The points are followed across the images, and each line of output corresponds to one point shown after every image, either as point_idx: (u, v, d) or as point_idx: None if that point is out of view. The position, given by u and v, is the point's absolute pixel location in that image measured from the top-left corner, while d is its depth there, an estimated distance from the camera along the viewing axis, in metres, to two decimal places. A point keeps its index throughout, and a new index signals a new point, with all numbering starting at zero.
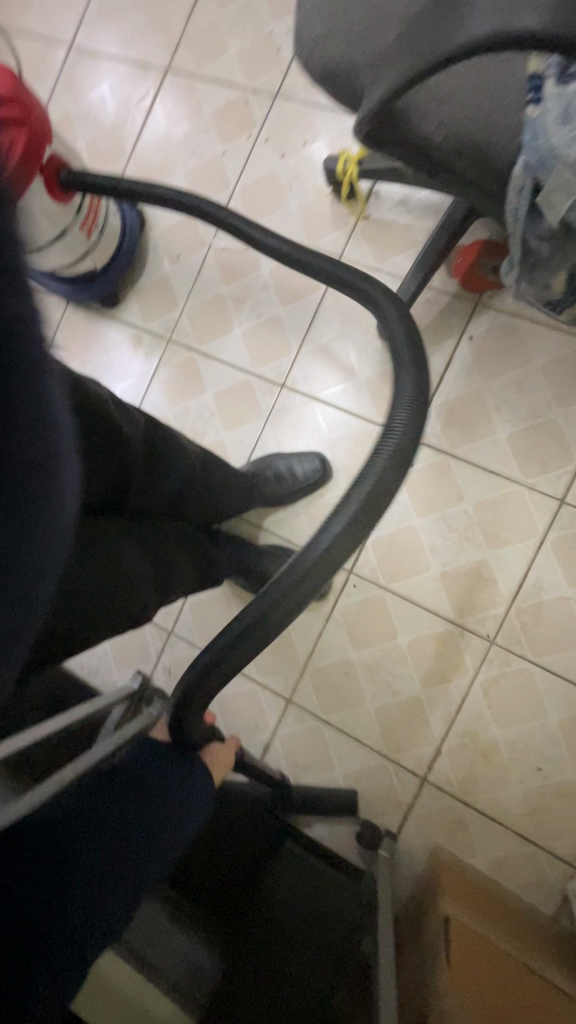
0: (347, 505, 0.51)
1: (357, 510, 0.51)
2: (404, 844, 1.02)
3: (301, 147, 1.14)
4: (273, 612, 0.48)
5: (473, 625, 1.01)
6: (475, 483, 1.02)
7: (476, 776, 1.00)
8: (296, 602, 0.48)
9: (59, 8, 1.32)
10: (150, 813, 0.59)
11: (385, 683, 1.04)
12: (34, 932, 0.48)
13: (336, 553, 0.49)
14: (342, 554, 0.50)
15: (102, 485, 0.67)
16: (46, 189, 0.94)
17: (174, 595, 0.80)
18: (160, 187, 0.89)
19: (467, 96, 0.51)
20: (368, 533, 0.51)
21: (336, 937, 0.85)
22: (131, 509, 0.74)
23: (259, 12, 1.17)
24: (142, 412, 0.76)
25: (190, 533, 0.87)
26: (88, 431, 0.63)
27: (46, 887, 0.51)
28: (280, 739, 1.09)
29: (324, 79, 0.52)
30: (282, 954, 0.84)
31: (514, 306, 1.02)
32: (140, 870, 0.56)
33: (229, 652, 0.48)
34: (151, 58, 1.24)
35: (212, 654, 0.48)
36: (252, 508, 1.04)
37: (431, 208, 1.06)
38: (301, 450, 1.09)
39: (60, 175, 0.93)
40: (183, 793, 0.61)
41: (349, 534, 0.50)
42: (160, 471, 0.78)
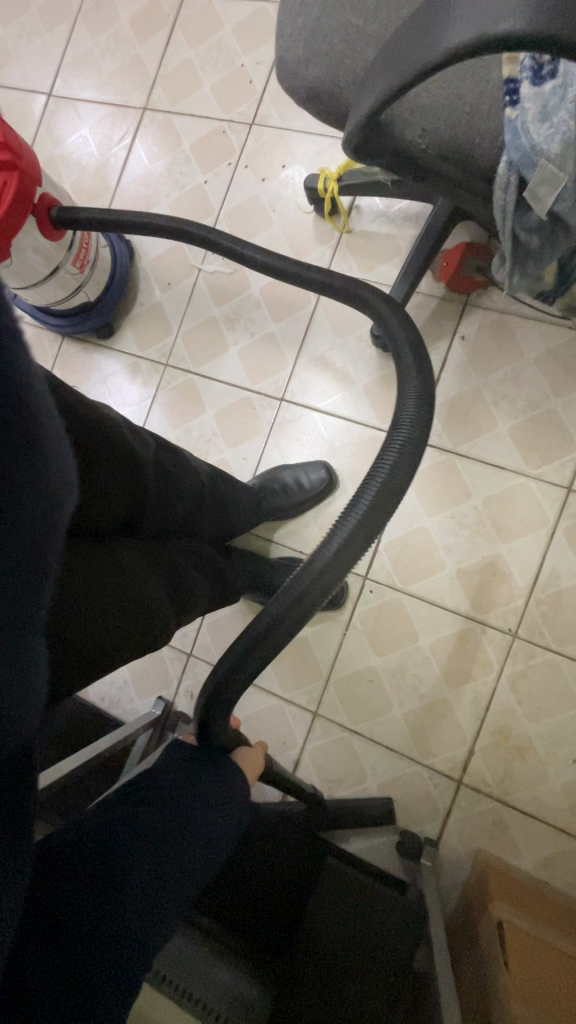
0: (353, 513, 0.62)
1: (362, 518, 0.61)
2: (445, 851, 1.00)
3: (280, 169, 1.18)
4: (286, 619, 0.58)
5: (493, 620, 1.01)
6: (481, 478, 1.03)
7: (513, 773, 0.98)
8: (304, 610, 0.58)
9: (37, 60, 1.37)
10: (194, 817, 0.55)
11: (411, 686, 1.03)
12: (88, 951, 0.44)
13: (336, 570, 0.59)
14: (352, 557, 0.60)
15: (116, 508, 0.67)
16: (39, 228, 0.96)
17: (195, 613, 0.80)
18: (150, 217, 0.93)
19: (447, 104, 0.53)
20: (369, 540, 0.61)
21: (384, 945, 0.84)
22: (145, 531, 0.74)
23: (230, 48, 1.22)
24: (150, 433, 0.77)
25: (204, 551, 0.87)
26: (100, 454, 0.63)
27: (95, 902, 0.46)
28: (309, 753, 1.07)
29: (308, 98, 0.54)
30: (337, 968, 0.83)
31: (502, 303, 1.04)
32: (188, 877, 0.53)
33: (250, 652, 0.58)
34: (129, 99, 1.29)
35: (249, 637, 0.59)
36: (262, 521, 1.04)
37: (412, 216, 1.09)
38: (306, 461, 1.10)
39: (51, 214, 0.96)
40: (222, 792, 0.59)
41: (346, 555, 0.60)
42: (173, 491, 0.78)
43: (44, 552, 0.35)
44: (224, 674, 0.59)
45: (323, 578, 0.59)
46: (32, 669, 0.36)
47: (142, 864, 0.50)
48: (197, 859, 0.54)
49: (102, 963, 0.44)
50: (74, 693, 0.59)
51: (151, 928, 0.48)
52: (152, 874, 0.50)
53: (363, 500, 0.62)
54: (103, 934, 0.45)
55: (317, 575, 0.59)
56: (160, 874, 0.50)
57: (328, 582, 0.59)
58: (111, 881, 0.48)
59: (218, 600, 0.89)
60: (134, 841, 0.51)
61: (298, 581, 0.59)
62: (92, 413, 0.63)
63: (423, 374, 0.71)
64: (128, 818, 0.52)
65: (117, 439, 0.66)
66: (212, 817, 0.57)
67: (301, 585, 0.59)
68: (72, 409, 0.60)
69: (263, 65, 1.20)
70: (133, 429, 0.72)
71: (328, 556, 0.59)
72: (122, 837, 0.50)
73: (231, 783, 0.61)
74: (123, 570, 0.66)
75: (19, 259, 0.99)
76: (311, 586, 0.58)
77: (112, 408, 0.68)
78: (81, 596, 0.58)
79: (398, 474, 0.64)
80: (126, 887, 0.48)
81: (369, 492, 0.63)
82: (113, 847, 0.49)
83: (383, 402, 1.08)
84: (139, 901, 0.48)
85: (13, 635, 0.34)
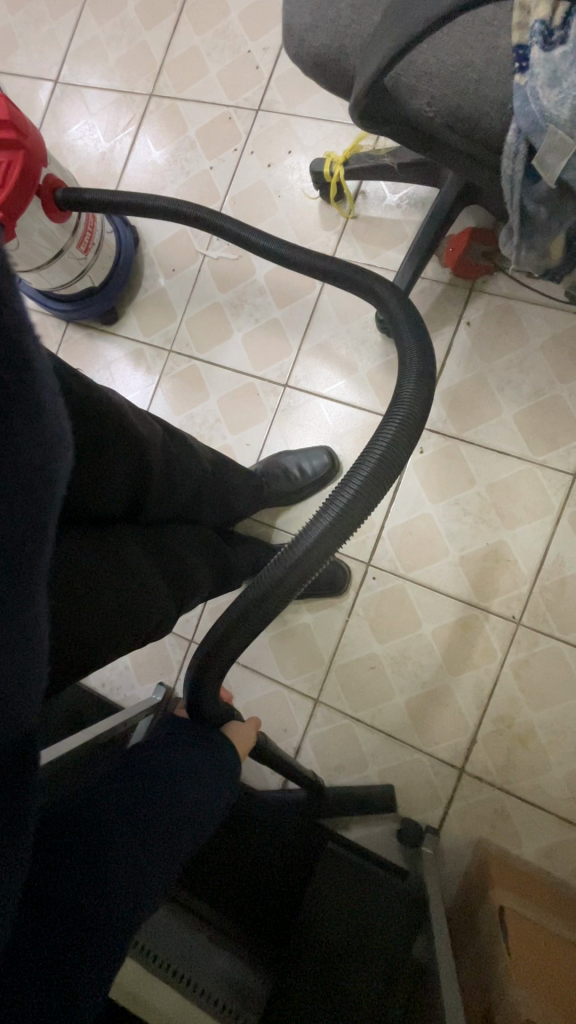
0: (349, 485, 0.62)
1: (358, 491, 0.61)
2: (447, 840, 0.99)
3: (286, 156, 1.17)
4: (272, 596, 0.58)
5: (497, 608, 1.00)
6: (485, 465, 1.02)
7: (515, 762, 0.97)
8: (290, 588, 0.59)
9: (44, 48, 1.37)
10: (187, 793, 0.55)
11: (413, 674, 1.03)
12: (77, 925, 0.43)
13: (324, 548, 0.59)
14: (346, 528, 0.60)
15: (119, 493, 0.67)
16: (44, 210, 0.96)
17: (197, 596, 0.79)
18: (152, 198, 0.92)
19: (453, 71, 0.52)
20: (365, 513, 0.61)
21: (383, 932, 0.83)
22: (148, 516, 0.74)
23: (236, 35, 1.22)
24: (158, 420, 0.77)
25: (205, 534, 0.86)
26: (107, 436, 0.63)
27: (84, 877, 0.45)
28: (310, 740, 1.06)
29: (315, 66, 0.54)
30: (336, 961, 0.82)
31: (508, 289, 1.03)
32: (178, 852, 0.52)
33: (233, 629, 0.59)
34: (135, 86, 1.29)
35: (241, 606, 0.59)
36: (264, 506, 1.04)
37: (419, 202, 1.09)
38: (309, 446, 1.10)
39: (57, 195, 0.96)
40: (212, 766, 0.60)
41: (333, 536, 0.59)
42: (179, 478, 0.77)
43: (42, 530, 0.36)
44: (213, 646, 0.60)
45: (317, 549, 0.59)
46: (31, 653, 0.37)
47: (136, 842, 0.49)
48: (190, 832, 0.54)
49: (96, 940, 0.43)
50: (76, 682, 0.59)
51: (143, 902, 0.48)
52: (146, 851, 0.49)
53: (358, 473, 0.62)
54: (98, 912, 0.44)
55: (305, 553, 0.58)
56: (153, 851, 0.50)
57: (321, 553, 0.59)
58: (105, 860, 0.47)
59: (219, 584, 0.88)
60: (129, 819, 0.50)
61: (285, 558, 0.59)
62: (99, 397, 0.62)
63: (424, 351, 0.71)
64: (123, 797, 0.51)
65: (124, 423, 0.66)
66: (204, 792, 0.57)
67: (288, 563, 0.58)
68: (77, 392, 0.59)
69: (269, 51, 1.19)
70: (138, 413, 0.71)
71: (322, 527, 0.59)
72: (117, 816, 0.50)
73: (221, 758, 0.61)
74: (123, 557, 0.65)
75: (23, 240, 0.99)
76: (305, 557, 0.58)
77: (119, 391, 0.67)
78: (81, 584, 0.58)
79: (395, 451, 0.64)
80: (121, 864, 0.47)
81: (366, 464, 0.63)
82: (108, 824, 0.49)
83: (387, 389, 1.08)
84: (133, 879, 0.48)
85: (16, 604, 0.35)
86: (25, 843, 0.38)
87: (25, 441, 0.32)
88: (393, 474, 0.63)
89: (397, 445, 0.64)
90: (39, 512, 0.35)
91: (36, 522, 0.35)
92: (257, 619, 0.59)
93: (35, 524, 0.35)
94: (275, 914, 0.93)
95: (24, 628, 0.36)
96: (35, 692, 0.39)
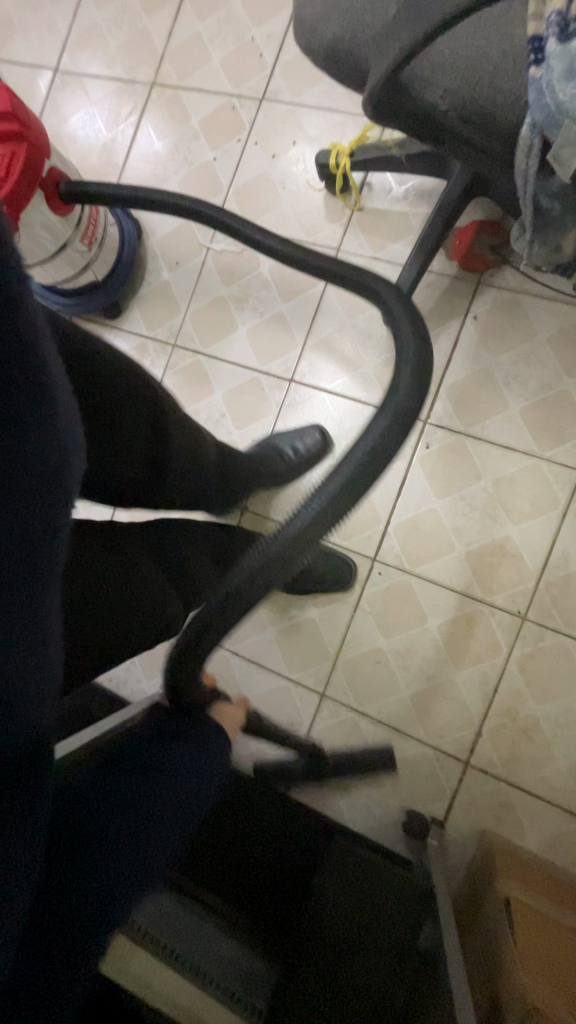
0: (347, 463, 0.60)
1: (357, 468, 0.59)
2: (452, 831, 1.00)
3: (291, 146, 1.16)
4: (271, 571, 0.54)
5: (502, 602, 1.00)
6: (492, 460, 1.02)
7: (519, 754, 0.98)
8: (288, 562, 0.54)
9: (43, 36, 1.35)
10: (184, 780, 0.55)
11: (419, 668, 1.03)
12: (77, 907, 0.46)
13: (322, 526, 0.56)
14: (345, 502, 0.57)
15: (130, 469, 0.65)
16: (47, 203, 0.95)
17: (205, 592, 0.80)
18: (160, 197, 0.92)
19: (468, 62, 0.52)
20: (364, 490, 0.59)
21: (389, 923, 0.84)
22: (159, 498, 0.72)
23: (239, 21, 1.20)
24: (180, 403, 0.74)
25: (212, 531, 0.86)
26: (119, 416, 0.61)
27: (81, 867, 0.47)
28: (316, 734, 1.07)
29: (327, 59, 0.53)
30: (345, 958, 0.83)
31: (515, 282, 1.03)
32: (178, 831, 0.54)
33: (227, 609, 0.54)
34: (136, 75, 1.27)
35: (236, 581, 0.53)
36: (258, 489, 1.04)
37: (425, 193, 1.08)
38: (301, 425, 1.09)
39: (60, 188, 0.94)
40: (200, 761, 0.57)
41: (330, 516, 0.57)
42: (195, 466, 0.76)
43: (57, 535, 0.36)
44: (201, 623, 0.53)
45: (318, 522, 0.56)
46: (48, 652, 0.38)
47: (126, 847, 0.49)
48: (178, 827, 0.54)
49: (97, 916, 0.47)
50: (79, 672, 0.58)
51: (132, 897, 0.49)
52: (133, 857, 0.50)
53: (356, 449, 0.60)
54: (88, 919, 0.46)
55: (303, 531, 0.55)
56: (142, 851, 0.50)
57: (322, 526, 0.56)
58: (95, 870, 0.47)
59: (226, 581, 0.88)
60: (118, 826, 0.50)
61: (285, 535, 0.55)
62: (118, 368, 0.60)
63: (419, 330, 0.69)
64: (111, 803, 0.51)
65: (142, 395, 0.64)
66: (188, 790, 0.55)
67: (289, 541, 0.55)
68: (88, 363, 0.57)
69: (273, 38, 1.17)
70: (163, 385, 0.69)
71: (323, 500, 0.56)
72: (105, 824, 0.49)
73: (209, 750, 0.58)
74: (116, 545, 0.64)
75: (26, 233, 0.98)
76: (305, 529, 0.55)
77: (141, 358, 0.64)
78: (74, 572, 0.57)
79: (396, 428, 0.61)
80: (112, 870, 0.48)
81: (364, 440, 0.60)
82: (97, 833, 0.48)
83: (393, 383, 1.07)
84: (121, 881, 0.49)
85: (34, 609, 0.35)
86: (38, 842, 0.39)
87: (38, 450, 0.32)
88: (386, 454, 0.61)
89: (398, 422, 0.62)
90: (55, 517, 0.35)
91: (52, 526, 0.35)
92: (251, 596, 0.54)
93: (51, 532, 0.35)
94: (288, 904, 0.96)
95: (40, 632, 0.36)
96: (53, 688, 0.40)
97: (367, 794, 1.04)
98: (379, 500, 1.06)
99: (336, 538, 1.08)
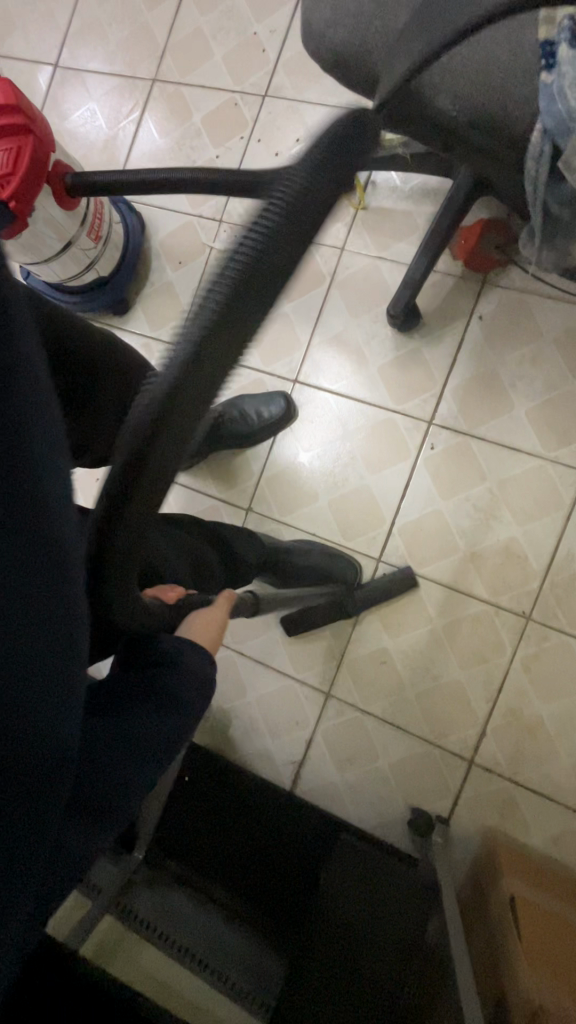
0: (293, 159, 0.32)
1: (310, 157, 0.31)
2: (456, 828, 1.01)
3: (294, 144, 1.15)
4: (142, 481, 0.30)
5: (507, 603, 1.01)
6: (497, 461, 1.02)
7: (523, 752, 0.99)
8: (218, 368, 0.30)
9: (42, 30, 1.33)
10: (151, 724, 0.48)
11: (423, 668, 1.04)
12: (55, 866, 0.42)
13: (209, 374, 0.30)
14: (304, 218, 0.30)
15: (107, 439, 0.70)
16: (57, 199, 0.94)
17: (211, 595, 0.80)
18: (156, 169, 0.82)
19: (478, 69, 0.50)
20: (332, 187, 0.31)
21: (393, 914, 0.86)
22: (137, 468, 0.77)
23: (241, 15, 1.18)
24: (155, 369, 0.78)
25: (217, 533, 0.86)
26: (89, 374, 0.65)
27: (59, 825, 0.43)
28: (321, 734, 1.08)
29: (336, 65, 0.53)
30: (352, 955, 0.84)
31: (521, 282, 1.02)
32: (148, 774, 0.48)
33: (98, 565, 0.33)
34: (137, 70, 1.26)
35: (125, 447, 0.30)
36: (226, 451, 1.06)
37: (430, 192, 1.07)
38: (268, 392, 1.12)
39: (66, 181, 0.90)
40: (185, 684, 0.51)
41: (222, 346, 0.30)
42: None
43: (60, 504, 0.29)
44: (96, 523, 0.32)
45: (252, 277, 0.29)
46: (62, 676, 0.33)
47: (113, 776, 0.46)
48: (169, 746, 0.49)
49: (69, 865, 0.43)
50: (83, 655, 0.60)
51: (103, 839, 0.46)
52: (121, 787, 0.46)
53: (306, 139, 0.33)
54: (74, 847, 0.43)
55: (178, 391, 0.29)
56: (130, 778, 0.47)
57: (262, 275, 0.29)
58: (79, 798, 0.44)
59: (232, 584, 0.88)
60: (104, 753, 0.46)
61: (146, 415, 0.30)
62: (83, 330, 0.64)
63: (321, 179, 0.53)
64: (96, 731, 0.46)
65: (119, 367, 0.68)
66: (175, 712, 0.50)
67: (157, 425, 0.30)
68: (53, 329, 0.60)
69: (276, 33, 1.16)
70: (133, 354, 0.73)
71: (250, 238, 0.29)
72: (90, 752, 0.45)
73: (191, 665, 0.52)
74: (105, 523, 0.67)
75: (29, 232, 0.97)
76: (231, 301, 0.29)
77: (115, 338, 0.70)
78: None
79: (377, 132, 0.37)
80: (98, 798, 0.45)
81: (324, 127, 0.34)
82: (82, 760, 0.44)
83: (398, 384, 1.07)
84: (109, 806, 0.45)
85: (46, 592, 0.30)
86: (40, 847, 0.36)
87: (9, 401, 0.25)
88: (327, 184, 0.31)
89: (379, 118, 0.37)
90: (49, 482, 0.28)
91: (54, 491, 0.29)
92: (126, 538, 0.32)
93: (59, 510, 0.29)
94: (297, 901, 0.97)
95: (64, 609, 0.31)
96: (73, 708, 0.35)
97: (372, 792, 1.05)
98: (384, 500, 1.07)
99: (340, 538, 1.08)
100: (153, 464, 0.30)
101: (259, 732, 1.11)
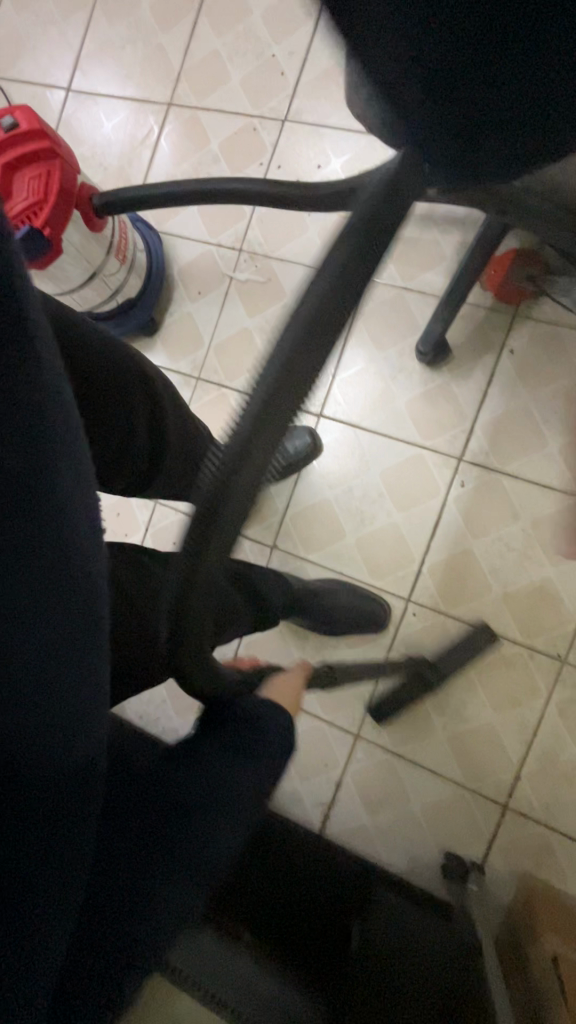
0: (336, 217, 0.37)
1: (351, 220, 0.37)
2: (491, 874, 0.99)
3: (315, 170, 1.12)
4: (215, 526, 0.31)
5: (541, 645, 0.98)
6: (530, 499, 0.99)
7: (559, 798, 0.97)
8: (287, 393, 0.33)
9: (54, 52, 1.31)
10: (210, 784, 0.43)
11: (455, 711, 1.02)
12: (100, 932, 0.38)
13: (280, 401, 0.33)
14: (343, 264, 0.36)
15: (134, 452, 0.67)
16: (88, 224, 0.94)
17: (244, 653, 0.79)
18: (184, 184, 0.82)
19: None
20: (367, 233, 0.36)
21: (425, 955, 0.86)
22: (166, 482, 0.74)
23: (259, 36, 1.15)
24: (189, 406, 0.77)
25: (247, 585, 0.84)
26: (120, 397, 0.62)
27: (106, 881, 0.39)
28: (351, 775, 1.07)
29: None
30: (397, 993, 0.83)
31: (553, 314, 0.99)
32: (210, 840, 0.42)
33: (183, 608, 0.31)
34: (153, 94, 1.23)
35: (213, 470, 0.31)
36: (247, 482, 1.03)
37: (457, 220, 1.04)
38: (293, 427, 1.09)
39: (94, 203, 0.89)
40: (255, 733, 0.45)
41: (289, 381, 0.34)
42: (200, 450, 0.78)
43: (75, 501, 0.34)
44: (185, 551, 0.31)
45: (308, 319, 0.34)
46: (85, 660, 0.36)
47: (155, 851, 0.40)
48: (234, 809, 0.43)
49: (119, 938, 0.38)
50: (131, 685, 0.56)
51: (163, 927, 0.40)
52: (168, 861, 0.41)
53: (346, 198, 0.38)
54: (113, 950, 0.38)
55: (260, 416, 0.32)
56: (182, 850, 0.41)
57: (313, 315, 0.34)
58: (119, 865, 0.40)
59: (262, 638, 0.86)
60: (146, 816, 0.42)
61: (224, 454, 0.32)
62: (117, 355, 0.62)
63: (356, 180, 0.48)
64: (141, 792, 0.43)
65: (141, 386, 0.65)
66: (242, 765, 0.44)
67: (239, 453, 0.32)
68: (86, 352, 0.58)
69: (295, 56, 1.13)
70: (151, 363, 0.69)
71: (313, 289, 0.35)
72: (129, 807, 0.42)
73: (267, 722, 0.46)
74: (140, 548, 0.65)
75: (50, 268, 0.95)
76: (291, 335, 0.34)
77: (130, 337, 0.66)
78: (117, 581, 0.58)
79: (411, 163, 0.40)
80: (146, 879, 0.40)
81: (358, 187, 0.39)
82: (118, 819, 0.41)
83: (426, 420, 1.04)
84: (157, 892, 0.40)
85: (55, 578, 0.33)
86: (61, 859, 0.35)
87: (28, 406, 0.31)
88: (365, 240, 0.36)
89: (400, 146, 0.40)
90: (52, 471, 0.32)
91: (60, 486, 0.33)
92: (208, 573, 0.31)
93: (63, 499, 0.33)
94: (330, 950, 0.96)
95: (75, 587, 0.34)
96: (102, 693, 0.37)
97: (404, 836, 1.03)
98: (413, 538, 1.04)
99: (368, 577, 1.06)
100: (241, 475, 0.31)
101: (287, 772, 1.10)
